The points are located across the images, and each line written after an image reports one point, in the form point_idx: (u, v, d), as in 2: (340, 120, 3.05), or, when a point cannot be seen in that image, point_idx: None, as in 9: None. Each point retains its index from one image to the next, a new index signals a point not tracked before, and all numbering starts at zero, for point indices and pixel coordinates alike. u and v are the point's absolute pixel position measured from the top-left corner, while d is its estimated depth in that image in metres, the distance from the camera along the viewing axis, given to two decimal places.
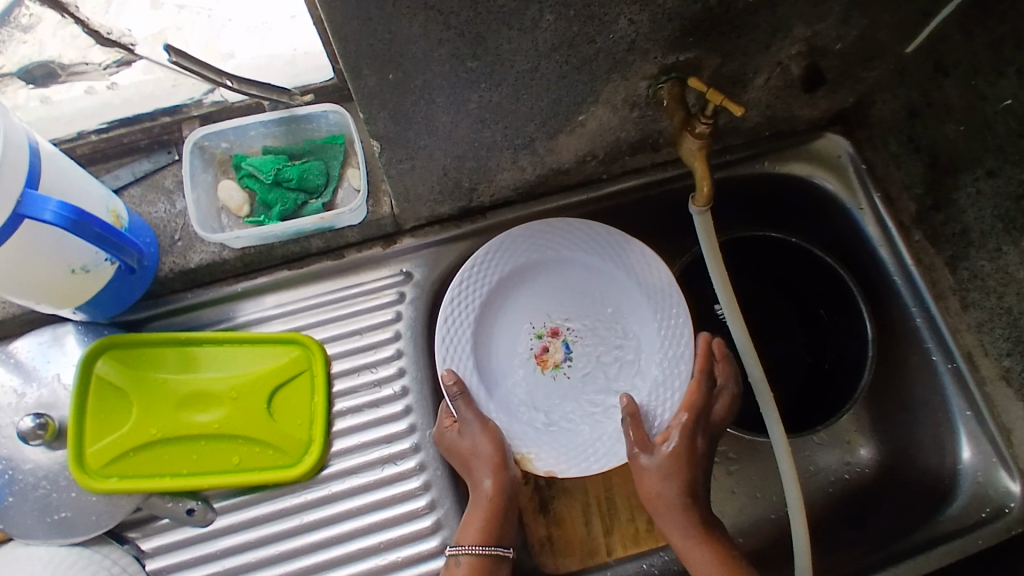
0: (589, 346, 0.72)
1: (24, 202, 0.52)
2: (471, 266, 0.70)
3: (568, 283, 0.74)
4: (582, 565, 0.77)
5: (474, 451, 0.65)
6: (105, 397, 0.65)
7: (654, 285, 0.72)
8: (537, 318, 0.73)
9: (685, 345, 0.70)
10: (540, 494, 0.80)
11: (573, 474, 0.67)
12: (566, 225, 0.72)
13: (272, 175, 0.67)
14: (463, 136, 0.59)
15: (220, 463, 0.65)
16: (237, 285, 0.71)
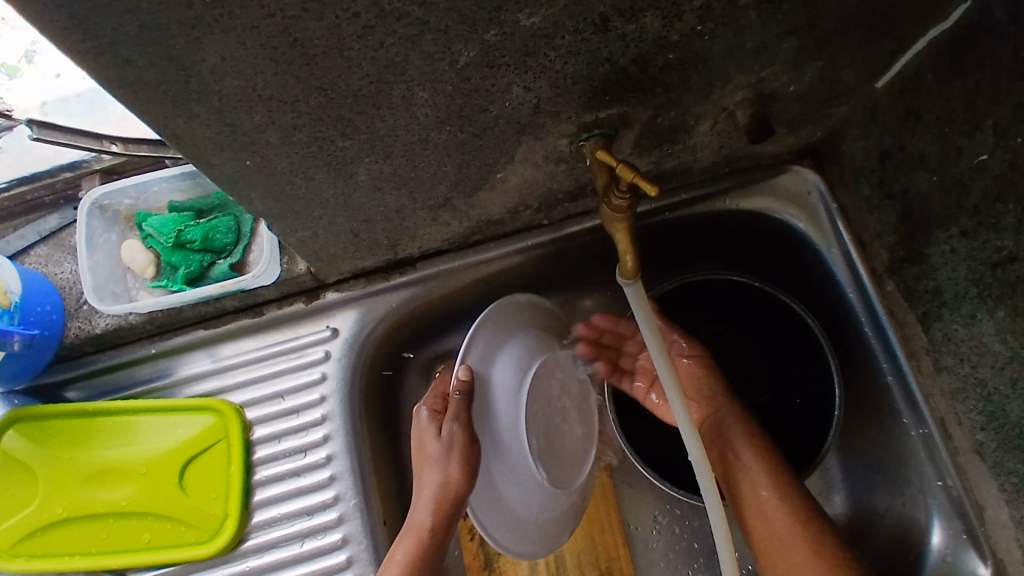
0: (511, 366, 0.65)
1: None
2: (518, 520, 0.67)
3: (511, 395, 0.65)
4: None
5: (428, 450, 0.62)
6: (13, 472, 0.63)
7: (521, 360, 0.66)
8: (508, 393, 0.65)
9: (521, 315, 0.68)
10: (484, 551, 0.76)
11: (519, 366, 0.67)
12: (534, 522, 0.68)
13: (173, 238, 0.62)
14: (364, 204, 0.54)
15: (130, 540, 0.62)
16: (151, 346, 0.67)
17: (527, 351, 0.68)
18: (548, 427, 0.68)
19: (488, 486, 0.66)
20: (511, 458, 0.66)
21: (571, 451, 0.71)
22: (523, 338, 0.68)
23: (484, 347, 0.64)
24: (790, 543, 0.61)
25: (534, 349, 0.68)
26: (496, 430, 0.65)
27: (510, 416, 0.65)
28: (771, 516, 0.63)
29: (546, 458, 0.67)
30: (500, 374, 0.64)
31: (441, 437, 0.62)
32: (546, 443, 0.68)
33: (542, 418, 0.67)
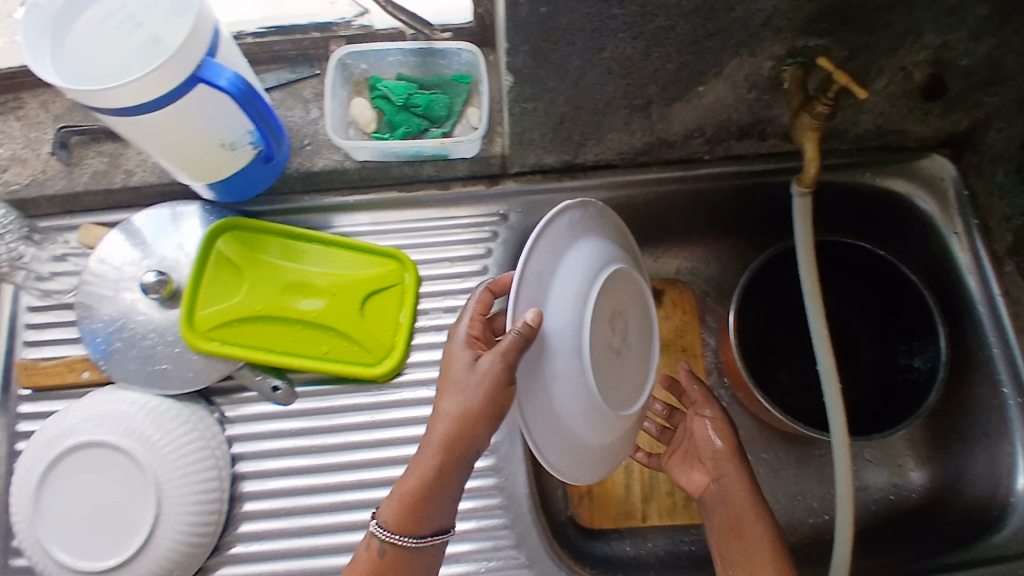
0: (567, 272, 0.62)
1: (204, 66, 0.56)
2: (569, 445, 0.63)
3: (580, 294, 0.62)
4: (617, 524, 0.83)
5: (455, 376, 0.59)
6: (220, 267, 0.71)
7: (591, 261, 0.65)
8: (569, 293, 0.62)
9: (585, 218, 0.67)
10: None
11: (580, 261, 0.64)
12: (588, 447, 0.65)
13: (403, 99, 0.73)
14: (588, 87, 0.63)
15: (310, 348, 0.71)
16: (350, 197, 0.78)
17: (599, 259, 0.66)
18: (607, 341, 0.66)
19: (544, 389, 0.61)
20: (572, 372, 0.62)
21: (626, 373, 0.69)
22: (595, 243, 0.67)
23: (556, 241, 0.62)
24: (744, 538, 0.68)
25: (602, 261, 0.66)
26: (557, 330, 0.60)
27: (577, 325, 0.62)
28: (744, 526, 0.68)
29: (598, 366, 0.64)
30: (567, 274, 0.62)
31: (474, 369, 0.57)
32: (598, 350, 0.65)
33: (598, 332, 0.65)
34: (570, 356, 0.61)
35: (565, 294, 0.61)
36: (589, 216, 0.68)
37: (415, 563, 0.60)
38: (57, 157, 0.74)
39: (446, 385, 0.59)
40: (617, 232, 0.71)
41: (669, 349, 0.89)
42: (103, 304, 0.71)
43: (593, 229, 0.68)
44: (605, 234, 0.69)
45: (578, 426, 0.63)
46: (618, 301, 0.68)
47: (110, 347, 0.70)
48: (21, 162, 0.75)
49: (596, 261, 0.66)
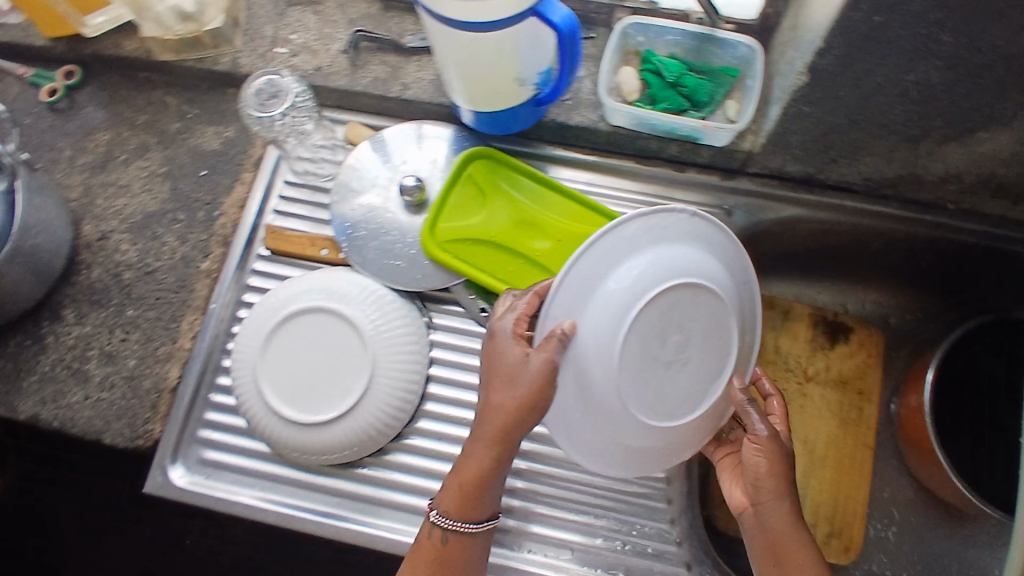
0: (594, 276, 0.55)
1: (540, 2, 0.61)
2: (606, 444, 0.60)
3: (605, 303, 0.55)
4: None
5: (502, 369, 0.57)
6: (468, 191, 0.77)
7: (649, 265, 0.56)
8: (609, 301, 0.55)
9: (683, 225, 0.58)
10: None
11: (625, 261, 0.56)
12: (636, 449, 0.60)
13: (674, 77, 0.76)
14: (872, 106, 0.65)
15: (525, 284, 0.75)
16: (590, 156, 0.83)
17: (646, 261, 0.56)
18: (657, 350, 0.57)
19: (575, 397, 0.58)
20: (607, 387, 0.56)
21: (690, 388, 0.59)
22: (659, 247, 0.56)
23: (607, 248, 0.56)
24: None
25: (660, 270, 0.56)
26: (581, 338, 0.56)
27: (609, 338, 0.55)
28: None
29: (635, 383, 0.56)
30: (610, 285, 0.55)
31: (516, 363, 0.56)
32: (645, 366, 0.57)
33: (640, 348, 0.56)
34: (578, 357, 0.56)
35: (602, 296, 0.55)
36: (678, 226, 0.58)
37: (470, 548, 0.61)
38: (346, 56, 0.82)
39: (488, 375, 0.58)
40: (706, 232, 0.59)
41: (841, 386, 0.89)
42: (351, 197, 0.79)
43: (668, 233, 0.57)
44: (682, 228, 0.58)
45: (618, 427, 0.58)
46: (693, 314, 0.57)
47: (355, 234, 0.77)
48: (312, 52, 0.83)
49: (637, 259, 0.56)
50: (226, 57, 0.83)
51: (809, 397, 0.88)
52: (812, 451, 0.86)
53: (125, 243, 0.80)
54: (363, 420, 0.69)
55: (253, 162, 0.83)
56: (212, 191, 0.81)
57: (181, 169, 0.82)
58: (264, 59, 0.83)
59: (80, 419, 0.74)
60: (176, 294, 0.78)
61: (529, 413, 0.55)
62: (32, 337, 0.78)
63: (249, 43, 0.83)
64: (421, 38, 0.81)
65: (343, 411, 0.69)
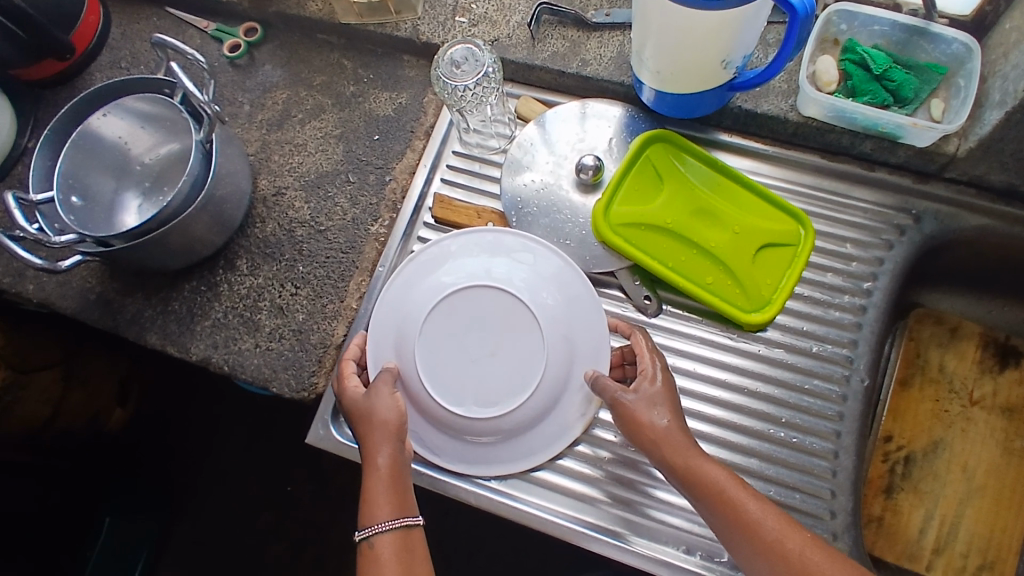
0: (419, 288, 0.72)
1: None
2: (468, 437, 0.69)
3: (450, 314, 0.70)
4: (897, 560, 0.78)
5: (367, 412, 0.63)
6: (644, 174, 0.75)
7: (463, 269, 0.72)
8: (425, 300, 0.71)
9: (508, 240, 0.73)
10: (890, 478, 0.81)
11: (434, 256, 0.73)
12: (514, 448, 0.69)
13: (880, 70, 0.71)
14: None
15: (697, 275, 0.73)
16: (770, 147, 0.79)
17: (464, 271, 0.72)
18: (473, 347, 0.69)
19: (438, 409, 0.68)
20: (448, 374, 0.68)
21: (510, 375, 0.68)
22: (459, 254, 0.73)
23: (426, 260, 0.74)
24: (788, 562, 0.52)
25: (459, 266, 0.72)
26: (408, 340, 0.69)
27: (420, 328, 0.69)
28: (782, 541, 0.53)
29: (447, 383, 0.68)
30: (425, 288, 0.72)
31: (372, 397, 0.64)
32: (449, 365, 0.68)
33: (458, 345, 0.69)
34: (403, 358, 0.69)
35: (421, 297, 0.71)
36: (496, 241, 0.74)
37: (414, 552, 0.58)
38: (526, 28, 0.81)
39: (357, 418, 0.64)
40: (500, 233, 0.74)
41: (1014, 414, 0.82)
42: (522, 174, 0.78)
43: (484, 248, 0.73)
44: (504, 238, 0.73)
45: (506, 426, 0.68)
46: (486, 290, 0.70)
47: (524, 209, 0.77)
48: (492, 23, 0.82)
49: (450, 255, 0.73)
50: (407, 24, 0.84)
51: (973, 422, 0.82)
52: (972, 480, 0.80)
53: (299, 200, 0.81)
54: (514, 406, 0.67)
55: (425, 130, 0.82)
56: (384, 156, 0.81)
57: (356, 133, 0.83)
58: (445, 27, 0.83)
59: (249, 367, 0.75)
60: (346, 255, 0.78)
61: (400, 425, 0.63)
62: (207, 284, 0.78)
63: (430, 11, 0.84)
64: (605, 14, 0.79)
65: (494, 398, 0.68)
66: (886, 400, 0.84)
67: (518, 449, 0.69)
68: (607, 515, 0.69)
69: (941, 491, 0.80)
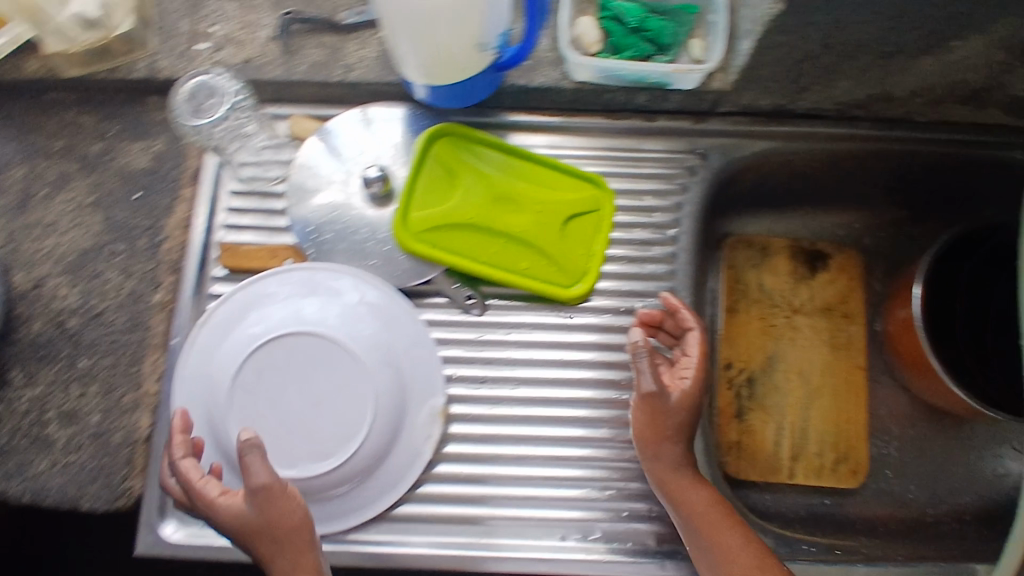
0: (223, 349, 0.66)
1: None
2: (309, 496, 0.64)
3: (261, 372, 0.65)
4: (761, 477, 0.83)
5: (263, 526, 0.58)
6: (434, 173, 0.72)
7: (265, 317, 0.67)
8: (229, 362, 0.65)
9: (308, 274, 0.69)
10: (739, 402, 0.85)
11: (235, 308, 0.68)
12: (363, 493, 0.65)
13: (636, 22, 0.71)
14: (852, 24, 0.63)
15: (510, 263, 0.71)
16: (555, 116, 0.78)
17: (268, 320, 0.67)
18: (294, 401, 0.65)
19: None
20: (270, 438, 0.63)
21: (339, 421, 0.64)
22: (260, 303, 0.68)
23: (224, 317, 0.68)
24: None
25: (262, 315, 0.67)
26: (221, 411, 0.64)
27: (229, 396, 0.64)
28: (758, 554, 0.61)
29: (271, 447, 0.63)
30: (228, 348, 0.66)
31: (257, 507, 0.57)
32: (270, 429, 0.64)
33: (275, 404, 0.64)
34: (219, 432, 0.64)
35: (225, 359, 0.65)
36: (297, 279, 0.69)
37: None
38: (276, 43, 0.75)
39: (251, 530, 0.58)
40: (299, 269, 0.69)
41: (828, 314, 0.89)
42: (304, 202, 0.72)
43: (285, 289, 0.68)
44: (304, 273, 0.69)
45: (347, 474, 0.64)
46: (293, 336, 0.65)
47: (319, 237, 0.71)
48: (237, 44, 0.75)
49: (250, 305, 0.68)
50: (142, 63, 0.75)
51: (799, 329, 0.88)
52: (809, 383, 0.86)
53: (63, 286, 0.71)
54: (349, 452, 0.63)
55: (191, 175, 0.75)
56: (150, 214, 0.73)
57: (112, 196, 0.74)
58: (185, 59, 0.75)
59: (50, 492, 0.65)
60: (130, 335, 0.70)
61: (304, 525, 0.58)
62: None
63: (166, 42, 0.75)
64: (357, 13, 0.75)
65: (325, 450, 0.63)
66: (720, 330, 0.88)
67: (368, 492, 0.66)
68: (478, 530, 0.67)
69: (786, 401, 0.86)
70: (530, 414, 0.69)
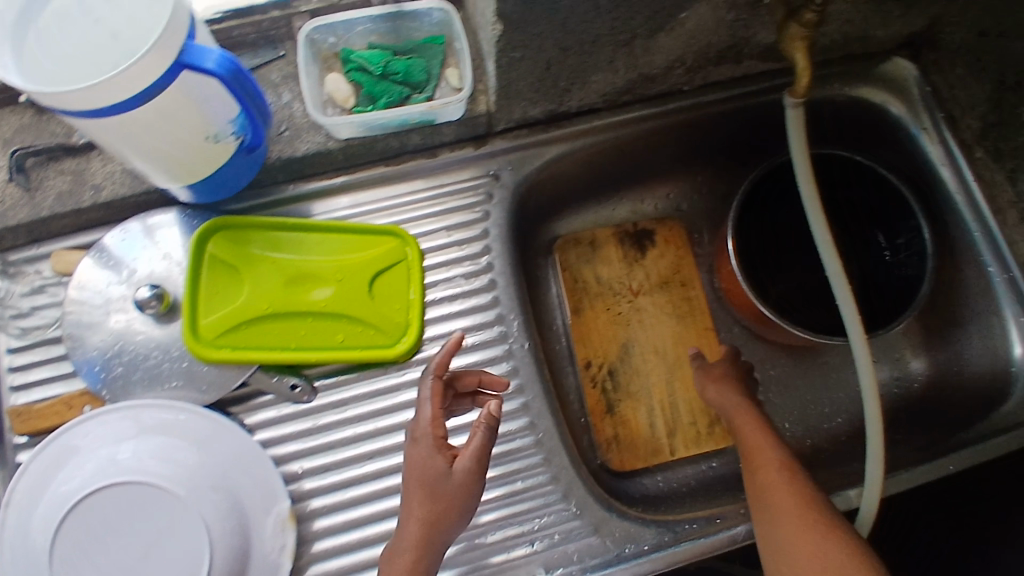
0: (36, 521, 0.62)
1: (186, 50, 0.53)
2: None
3: (81, 533, 0.60)
4: (646, 463, 0.83)
5: (430, 472, 0.60)
6: (218, 273, 0.69)
7: (76, 474, 0.63)
8: (45, 534, 0.61)
9: (112, 416, 0.65)
10: (605, 397, 0.85)
11: (42, 472, 0.63)
12: None
13: (381, 68, 0.70)
14: (577, 26, 0.62)
15: (326, 339, 0.69)
16: (336, 179, 0.75)
17: (80, 476, 0.62)
18: (124, 556, 0.60)
19: None
20: None
21: (176, 562, 0.60)
22: (71, 458, 0.64)
23: (32, 483, 0.63)
24: (769, 468, 0.69)
25: (72, 473, 0.63)
26: None
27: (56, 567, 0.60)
28: (782, 481, 0.68)
29: None
30: (43, 517, 0.61)
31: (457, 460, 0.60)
32: None
33: (105, 564, 0.60)
34: None
35: (42, 530, 0.61)
36: (103, 425, 0.64)
37: None
38: (13, 183, 0.69)
39: (454, 473, 0.60)
40: (102, 413, 0.65)
41: (659, 289, 0.90)
42: (93, 333, 0.68)
43: (94, 438, 0.64)
44: (107, 416, 0.65)
45: None
46: (103, 489, 0.60)
47: (110, 373, 0.68)
48: None
49: (60, 464, 0.64)
50: None
51: (644, 309, 0.89)
52: (665, 357, 0.87)
53: None
54: None
55: None
56: None
57: None
58: None
59: None
60: None
61: (442, 449, 0.61)
62: None
63: None
64: None
65: None
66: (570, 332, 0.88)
67: None
68: None
69: (650, 382, 0.86)
70: (387, 487, 0.68)
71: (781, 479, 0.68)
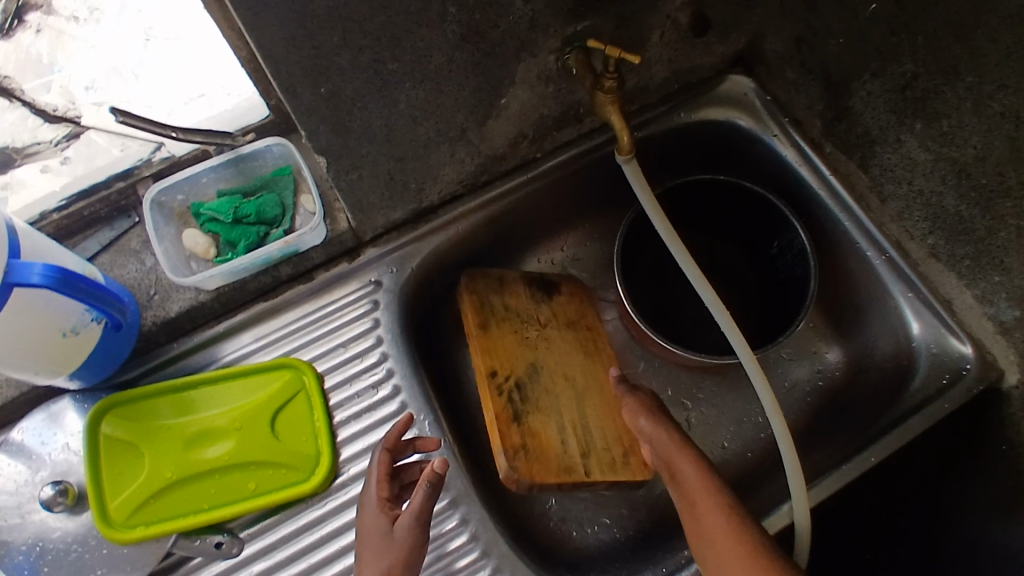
0: None
1: (10, 270, 0.55)
2: None
3: None
4: (558, 478, 0.76)
5: (381, 538, 0.62)
6: (116, 455, 0.70)
7: None
8: None
9: None
10: (514, 406, 0.78)
11: None
12: None
13: (231, 214, 0.71)
14: (400, 137, 0.64)
15: (237, 491, 0.70)
16: (219, 325, 0.75)
17: None
18: None
19: None
20: None
21: None
22: None
23: None
24: (710, 510, 0.63)
25: None
26: None
27: None
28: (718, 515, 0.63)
29: None
30: None
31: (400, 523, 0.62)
32: None
33: None
34: None
35: None
36: None
37: None
38: None
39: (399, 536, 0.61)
40: None
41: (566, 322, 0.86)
42: (14, 534, 0.68)
43: None
44: None
45: None
46: None
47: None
48: None
49: None
50: None
51: (551, 338, 0.84)
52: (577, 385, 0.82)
53: None
54: None
55: None
56: None
57: None
58: None
59: None
60: None
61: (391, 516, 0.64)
62: None
63: None
64: None
65: None
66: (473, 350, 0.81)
67: None
68: None
69: (561, 404, 0.81)
70: None
71: (723, 522, 0.62)
